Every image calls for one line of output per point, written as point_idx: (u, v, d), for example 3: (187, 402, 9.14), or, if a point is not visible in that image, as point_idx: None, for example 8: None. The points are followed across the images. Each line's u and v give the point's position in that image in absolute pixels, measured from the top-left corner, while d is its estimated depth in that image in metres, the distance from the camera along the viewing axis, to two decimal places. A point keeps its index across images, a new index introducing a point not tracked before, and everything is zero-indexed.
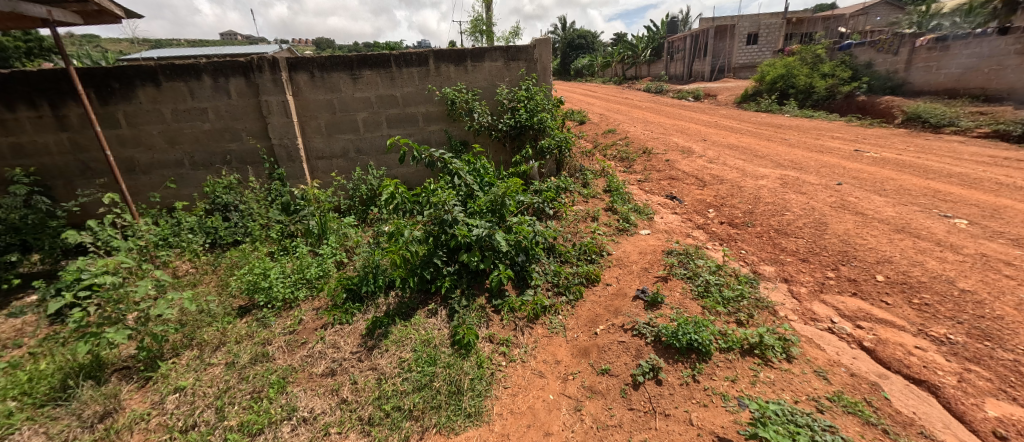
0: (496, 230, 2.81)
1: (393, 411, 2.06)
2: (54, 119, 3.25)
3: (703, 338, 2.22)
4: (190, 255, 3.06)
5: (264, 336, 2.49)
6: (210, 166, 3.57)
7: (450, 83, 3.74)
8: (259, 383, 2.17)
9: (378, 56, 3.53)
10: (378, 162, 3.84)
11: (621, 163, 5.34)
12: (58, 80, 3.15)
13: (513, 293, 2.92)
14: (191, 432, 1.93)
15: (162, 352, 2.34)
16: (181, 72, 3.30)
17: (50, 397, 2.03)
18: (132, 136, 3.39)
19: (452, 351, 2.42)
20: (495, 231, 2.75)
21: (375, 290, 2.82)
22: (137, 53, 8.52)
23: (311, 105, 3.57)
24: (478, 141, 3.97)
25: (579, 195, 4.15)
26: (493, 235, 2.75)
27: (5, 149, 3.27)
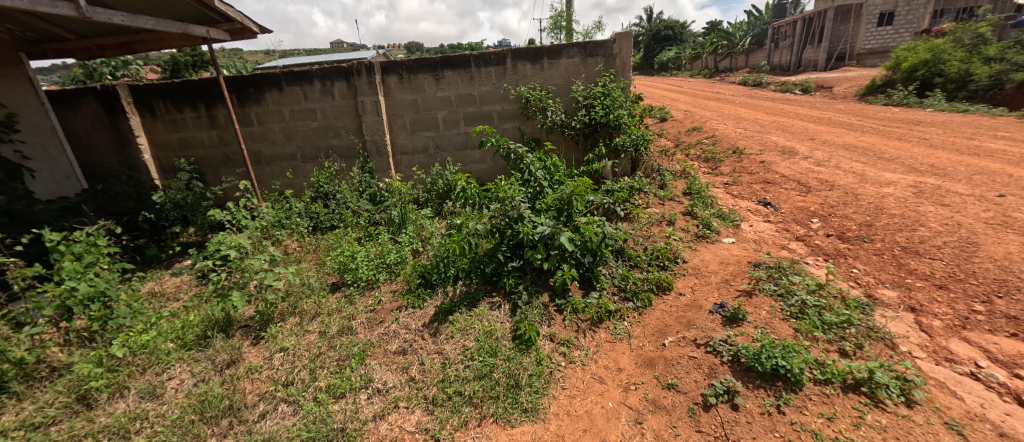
0: (561, 229, 2.80)
1: (454, 395, 2.18)
2: (208, 119, 4.01)
3: (792, 365, 1.97)
4: (298, 236, 3.55)
5: (349, 312, 2.81)
6: (316, 159, 4.10)
7: (526, 81, 3.78)
8: (344, 352, 2.46)
9: (459, 57, 3.72)
10: (455, 158, 4.05)
11: (706, 164, 4.92)
12: (210, 87, 3.87)
13: (577, 294, 2.89)
14: (290, 387, 2.24)
15: (272, 316, 2.78)
16: (298, 78, 3.84)
17: (194, 342, 2.54)
18: (260, 133, 4.03)
19: (513, 345, 2.48)
20: (559, 231, 2.74)
21: (445, 279, 3.01)
22: (263, 62, 10.01)
23: (398, 105, 3.90)
24: (551, 139, 3.97)
25: (655, 197, 3.95)
26: (558, 234, 2.74)
27: (176, 142, 4.12)
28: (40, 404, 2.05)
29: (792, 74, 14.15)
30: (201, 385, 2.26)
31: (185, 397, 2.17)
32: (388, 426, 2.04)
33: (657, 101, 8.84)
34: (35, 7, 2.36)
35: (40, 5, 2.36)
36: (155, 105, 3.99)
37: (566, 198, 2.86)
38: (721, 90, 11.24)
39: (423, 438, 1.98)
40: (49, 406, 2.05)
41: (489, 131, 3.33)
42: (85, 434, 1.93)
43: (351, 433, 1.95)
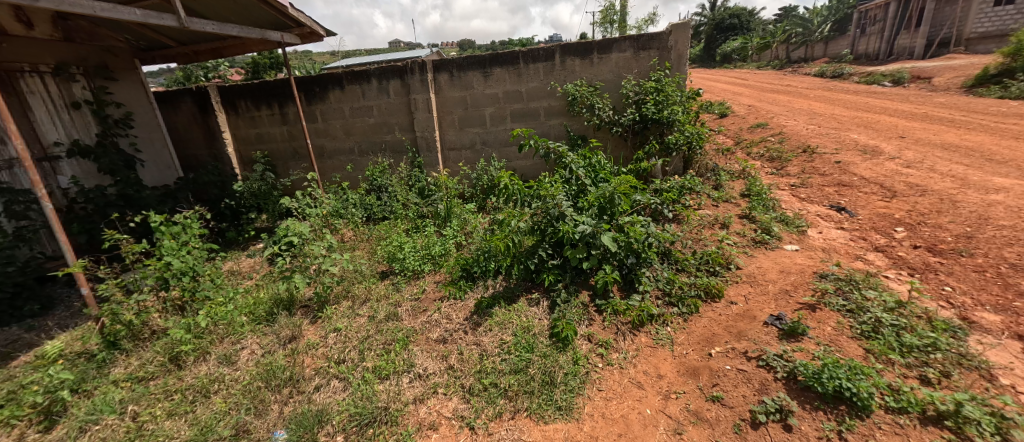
0: (604, 229, 2.72)
1: (490, 386, 2.23)
2: (281, 116, 4.41)
3: (859, 388, 1.79)
4: (353, 225, 3.80)
5: (396, 299, 2.97)
6: (372, 153, 4.36)
7: (574, 77, 3.73)
8: (389, 337, 2.61)
9: (508, 54, 3.75)
10: (500, 154, 4.10)
11: (769, 163, 4.55)
12: (283, 86, 4.25)
13: (618, 296, 2.81)
14: (342, 364, 2.41)
15: (328, 298, 3.01)
16: (359, 77, 4.10)
17: (263, 317, 2.83)
18: (323, 128, 4.37)
19: (549, 343, 2.47)
20: (602, 230, 2.68)
21: (486, 273, 3.07)
22: (329, 63, 10.78)
23: (448, 102, 4.02)
24: (598, 136, 3.88)
25: (708, 198, 3.73)
26: (599, 234, 2.67)
27: (254, 137, 4.58)
28: (144, 361, 2.43)
29: (882, 62, 12.57)
30: (267, 356, 2.52)
31: (254, 365, 2.43)
32: (427, 410, 2.13)
33: (719, 95, 8.30)
34: (146, 19, 2.71)
35: (150, 17, 2.71)
36: (238, 104, 4.47)
37: (609, 196, 2.78)
38: (794, 82, 10.28)
39: (458, 425, 2.05)
40: (150, 363, 2.41)
41: (526, 134, 3.31)
42: (175, 390, 2.24)
43: (392, 413, 2.07)
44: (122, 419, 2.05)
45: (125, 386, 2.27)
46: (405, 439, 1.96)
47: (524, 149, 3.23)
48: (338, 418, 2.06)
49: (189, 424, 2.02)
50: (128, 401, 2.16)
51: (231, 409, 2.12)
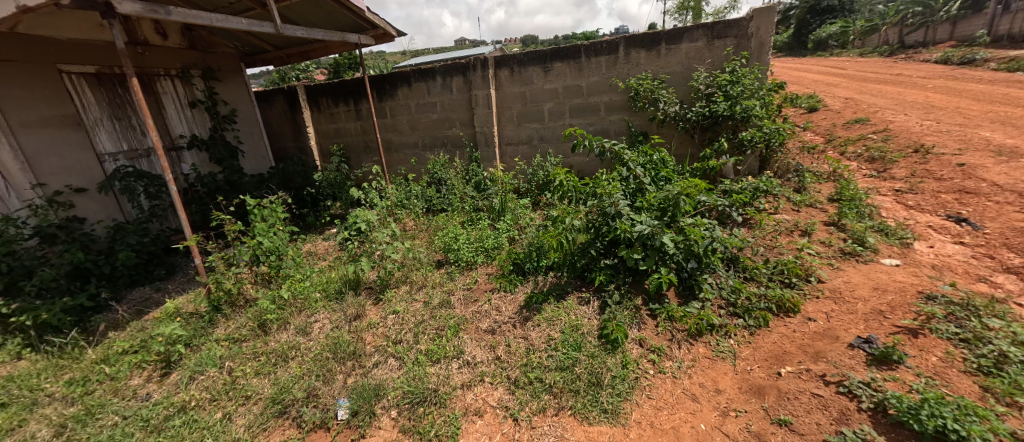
0: (664, 230, 2.43)
1: (535, 380, 2.13)
2: (356, 112, 4.79)
3: (971, 431, 1.48)
4: (414, 215, 4.00)
5: (449, 287, 2.99)
6: (434, 147, 4.57)
7: (639, 70, 3.56)
8: (442, 323, 2.59)
9: (570, 48, 3.71)
10: (557, 150, 4.07)
11: (868, 164, 3.97)
12: (358, 85, 4.61)
13: (675, 302, 2.55)
14: (398, 344, 2.45)
15: (390, 282, 3.13)
16: (425, 75, 4.32)
17: (334, 295, 3.04)
18: (391, 123, 4.66)
19: (598, 343, 2.28)
20: (661, 231, 2.41)
21: (536, 268, 2.98)
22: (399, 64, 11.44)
23: (508, 97, 4.07)
24: (661, 132, 3.67)
25: (787, 202, 3.37)
26: (659, 235, 2.39)
27: (333, 131, 5.04)
28: (240, 325, 2.76)
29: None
30: (336, 330, 2.66)
31: (326, 337, 2.58)
32: (473, 397, 2.09)
33: (808, 87, 7.39)
34: (250, 27, 3.06)
35: (253, 26, 3.06)
36: (320, 101, 4.94)
37: (673, 197, 2.47)
38: (906, 70, 8.86)
39: (502, 414, 1.99)
40: (243, 327, 2.72)
41: (579, 134, 3.07)
42: (261, 352, 2.48)
43: (441, 395, 2.07)
44: (220, 372, 2.34)
45: (224, 345, 2.58)
46: (451, 422, 1.94)
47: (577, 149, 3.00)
48: (394, 394, 2.11)
49: (272, 383, 2.23)
50: (226, 357, 2.45)
51: (305, 374, 2.27)
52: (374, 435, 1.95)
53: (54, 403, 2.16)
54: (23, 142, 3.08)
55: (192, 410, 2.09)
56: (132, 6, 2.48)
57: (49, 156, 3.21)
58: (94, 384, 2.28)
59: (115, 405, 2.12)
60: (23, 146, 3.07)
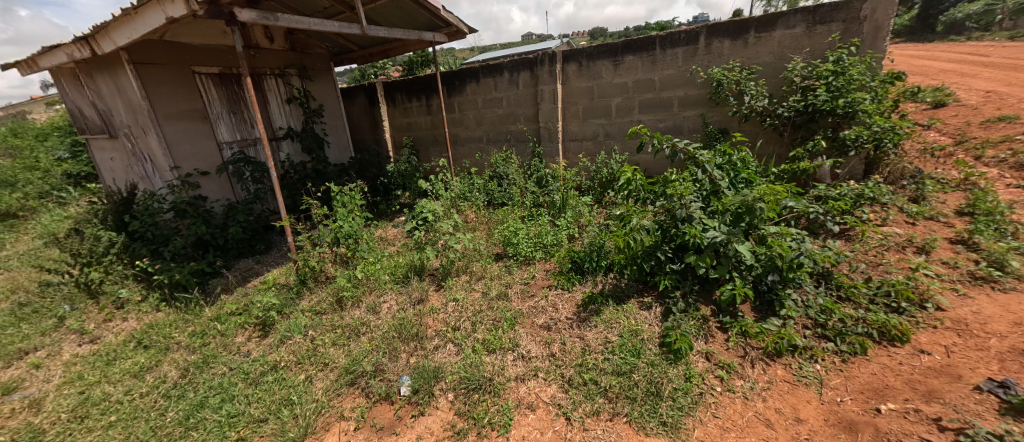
0: (741, 236, 2.17)
1: (590, 382, 2.01)
2: (427, 107, 5.04)
3: None
4: (476, 208, 4.08)
5: (507, 280, 2.95)
6: (498, 142, 4.65)
7: (723, 61, 3.27)
8: (499, 315, 2.55)
9: (643, 40, 3.53)
10: (623, 147, 3.91)
11: (1016, 172, 3.26)
12: (430, 81, 4.83)
13: (750, 317, 2.29)
14: (457, 331, 2.46)
15: (451, 270, 3.17)
16: (493, 71, 4.40)
17: (400, 279, 3.15)
18: (459, 118, 4.82)
19: (659, 351, 2.12)
20: (737, 238, 2.14)
21: (597, 268, 2.80)
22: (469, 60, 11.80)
23: (574, 92, 4.00)
24: (744, 129, 3.35)
25: (899, 212, 2.88)
26: (735, 241, 2.13)
27: (406, 125, 5.34)
28: (320, 299, 2.99)
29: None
30: (401, 312, 2.75)
31: (391, 318, 2.67)
32: (527, 390, 2.04)
33: (934, 79, 6.27)
34: (341, 29, 3.33)
35: (343, 28, 3.33)
36: (395, 96, 5.25)
37: (750, 201, 2.16)
38: None
39: (555, 412, 1.91)
40: (323, 301, 2.94)
41: (645, 133, 2.75)
42: (337, 325, 2.66)
43: (496, 384, 2.04)
44: (304, 339, 2.56)
45: (308, 316, 2.82)
46: (505, 412, 1.92)
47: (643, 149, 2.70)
48: (450, 378, 2.12)
49: (346, 354, 2.37)
50: (309, 326, 2.68)
51: (374, 349, 2.38)
52: (431, 413, 1.97)
53: (180, 349, 2.57)
54: (166, 132, 3.68)
55: (282, 369, 2.30)
56: (249, 14, 2.80)
57: (183, 144, 3.80)
58: (209, 338, 2.66)
59: (223, 358, 2.45)
60: (166, 136, 3.67)
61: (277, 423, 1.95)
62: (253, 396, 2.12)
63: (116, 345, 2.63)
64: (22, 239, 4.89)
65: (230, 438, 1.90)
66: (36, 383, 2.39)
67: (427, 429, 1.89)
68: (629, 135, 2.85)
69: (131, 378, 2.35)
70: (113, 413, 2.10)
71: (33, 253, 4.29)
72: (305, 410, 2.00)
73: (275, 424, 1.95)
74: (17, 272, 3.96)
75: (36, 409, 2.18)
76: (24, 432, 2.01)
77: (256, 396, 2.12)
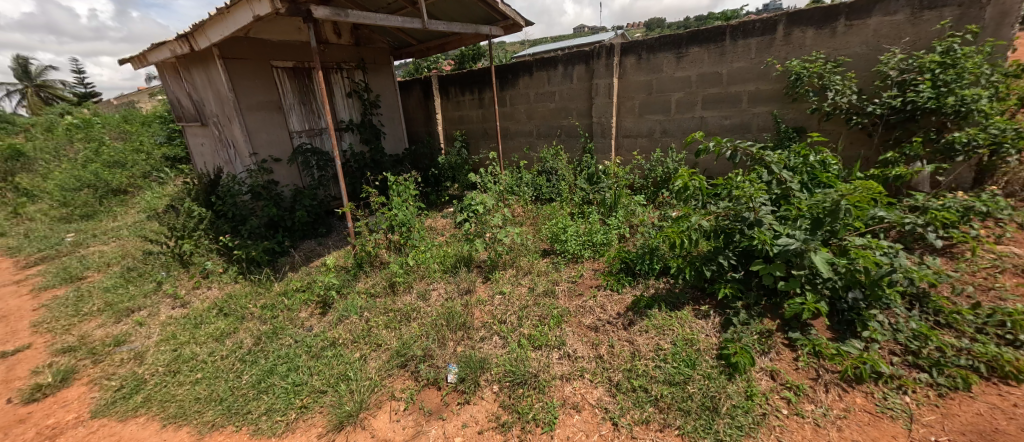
0: (818, 246, 1.97)
1: (639, 389, 1.94)
2: (479, 100, 5.11)
3: None
4: (524, 202, 4.08)
5: (554, 276, 2.92)
6: (550, 137, 4.61)
7: (804, 52, 2.99)
8: (546, 311, 2.54)
9: (711, 30, 3.32)
10: (681, 145, 3.72)
11: None
12: (484, 75, 4.88)
13: (824, 336, 2.08)
14: (503, 324, 2.48)
15: (498, 263, 3.18)
16: (548, 64, 4.35)
17: (449, 268, 3.21)
18: (510, 112, 4.83)
19: (716, 364, 1.99)
20: (813, 247, 1.95)
21: (649, 270, 2.69)
22: (523, 53, 11.75)
23: (631, 86, 3.85)
24: (824, 128, 3.04)
25: (1020, 230, 2.47)
26: (809, 250, 1.94)
27: (459, 118, 5.45)
28: (375, 282, 3.14)
29: None
30: (449, 300, 2.82)
31: (440, 306, 2.74)
32: (572, 390, 2.01)
33: None
34: (404, 24, 3.44)
35: (406, 23, 3.44)
36: (450, 90, 5.37)
37: (829, 207, 1.94)
38: None
39: (601, 415, 1.87)
40: (378, 285, 3.09)
41: (704, 137, 2.56)
42: (390, 309, 2.78)
43: (541, 381, 2.03)
44: (360, 320, 2.71)
45: (363, 297, 2.97)
46: (550, 410, 1.91)
47: (700, 154, 2.50)
48: (496, 370, 2.15)
49: (398, 337, 2.47)
50: (364, 308, 2.83)
51: (423, 335, 2.46)
52: (476, 403, 2.02)
53: (253, 320, 2.83)
54: (247, 121, 4.03)
55: (339, 346, 2.46)
56: (324, 11, 2.98)
57: (260, 133, 4.15)
58: (278, 311, 2.90)
59: (289, 330, 2.66)
60: (247, 124, 4.04)
61: (335, 395, 2.09)
62: (315, 368, 2.29)
63: (202, 311, 2.96)
64: (130, 212, 5.62)
65: (294, 405, 2.07)
66: (140, 338, 2.76)
67: (472, 418, 1.94)
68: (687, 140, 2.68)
69: (214, 341, 2.63)
70: (198, 371, 2.36)
71: (138, 226, 4.92)
72: (359, 386, 2.13)
73: (333, 397, 2.09)
74: (126, 241, 4.56)
75: (140, 361, 2.51)
76: (130, 380, 2.33)
77: (318, 368, 2.28)
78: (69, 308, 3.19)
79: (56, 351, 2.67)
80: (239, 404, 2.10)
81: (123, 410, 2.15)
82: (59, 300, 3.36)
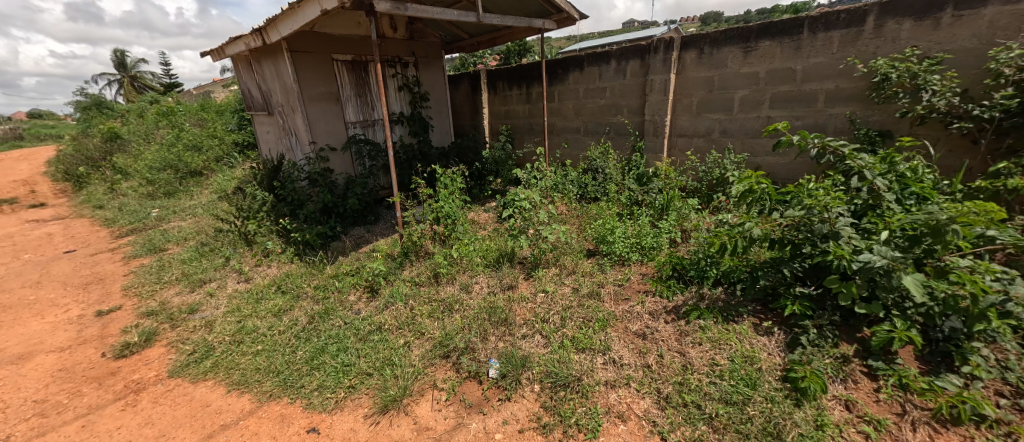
0: (910, 266, 1.74)
1: (692, 405, 1.84)
2: (527, 95, 5.08)
3: None
4: (568, 200, 4.01)
5: (600, 279, 2.84)
6: (597, 134, 4.50)
7: (897, 47, 2.69)
8: (590, 313, 2.48)
9: (786, 22, 3.07)
10: (742, 146, 3.48)
11: None
12: (534, 69, 4.85)
13: (911, 367, 1.87)
14: (546, 323, 2.45)
15: (541, 261, 3.15)
16: (600, 59, 4.24)
17: (492, 263, 3.22)
18: (558, 108, 4.77)
19: (780, 386, 1.85)
20: (903, 266, 1.73)
21: (703, 278, 2.55)
22: (571, 48, 11.54)
23: (689, 83, 3.66)
24: (918, 133, 2.73)
25: None
26: (899, 270, 1.72)
27: (506, 113, 5.45)
28: (419, 271, 3.23)
29: None
30: (492, 295, 2.83)
31: (483, 300, 2.77)
32: (617, 398, 1.95)
33: None
34: (460, 17, 3.47)
35: (462, 16, 3.47)
36: (497, 84, 5.39)
37: (930, 221, 1.71)
38: None
39: (648, 428, 1.80)
40: (423, 274, 3.17)
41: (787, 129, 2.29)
42: (434, 299, 2.84)
43: (584, 386, 1.99)
44: (405, 307, 2.80)
45: (408, 285, 3.07)
46: (593, 416, 1.86)
47: (780, 148, 2.26)
48: (538, 369, 2.14)
49: (441, 328, 2.52)
50: (409, 296, 2.92)
51: (466, 327, 2.50)
52: (517, 401, 2.02)
53: (307, 299, 3.01)
54: (308, 111, 4.28)
55: (385, 331, 2.55)
56: (386, 5, 3.07)
57: (319, 123, 4.38)
58: (330, 292, 3.06)
59: (340, 312, 2.80)
60: (309, 114, 4.28)
61: (380, 379, 2.18)
62: (362, 351, 2.39)
63: (264, 287, 3.19)
64: (204, 192, 6.14)
65: (343, 384, 2.18)
66: (210, 308, 3.02)
67: (513, 416, 1.94)
68: (767, 130, 2.31)
69: (274, 316, 2.83)
70: (259, 343, 2.55)
71: (211, 205, 5.37)
72: (403, 372, 2.20)
73: (379, 380, 2.18)
74: (200, 219, 4.99)
75: (209, 328, 2.75)
76: (201, 346, 2.56)
77: (364, 351, 2.38)
78: (153, 276, 3.56)
79: (141, 314, 2.99)
80: (293, 378, 2.24)
81: (194, 372, 2.36)
82: (145, 268, 3.76)
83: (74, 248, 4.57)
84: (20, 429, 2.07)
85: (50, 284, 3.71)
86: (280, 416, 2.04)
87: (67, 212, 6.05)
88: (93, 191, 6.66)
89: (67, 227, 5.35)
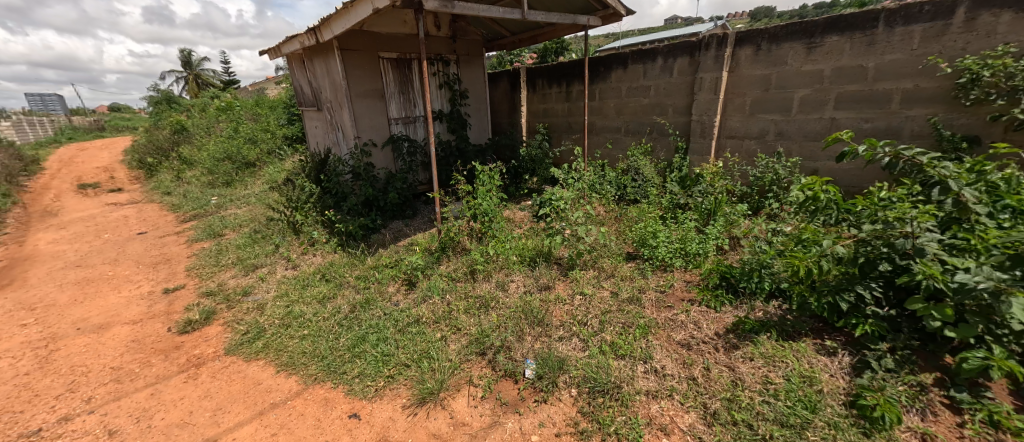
0: (1017, 289, 1.55)
1: (742, 424, 1.75)
2: (567, 94, 5.02)
3: None
4: (606, 201, 3.94)
5: (641, 284, 2.76)
6: (638, 133, 4.38)
7: (992, 42, 2.43)
8: (630, 319, 2.42)
9: (856, 16, 2.83)
10: (802, 151, 3.26)
11: None
12: (575, 67, 4.78)
13: (1004, 402, 1.69)
14: (583, 326, 2.42)
15: (578, 262, 3.11)
16: (646, 56, 4.12)
17: (528, 261, 3.21)
18: (598, 106, 4.68)
19: (845, 413, 1.72)
20: (1010, 289, 1.54)
21: (756, 291, 2.41)
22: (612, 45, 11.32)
23: (744, 81, 3.47)
24: (1013, 139, 2.46)
25: None
26: (1003, 293, 1.53)
27: (545, 111, 5.41)
28: (456, 266, 3.28)
29: None
30: (528, 294, 2.83)
31: (518, 298, 2.77)
32: (659, 410, 1.89)
33: None
34: (505, 15, 3.48)
35: (507, 13, 3.46)
36: (537, 82, 5.36)
37: None
38: None
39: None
40: (460, 270, 3.21)
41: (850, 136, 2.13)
42: (471, 295, 2.87)
43: (623, 394, 1.94)
44: (442, 302, 2.84)
45: (445, 280, 3.12)
46: (633, 426, 1.81)
47: (845, 157, 2.09)
48: (575, 372, 2.11)
49: (477, 324, 2.54)
50: (446, 290, 2.96)
51: (502, 325, 2.50)
52: (553, 403, 2.00)
53: (349, 288, 3.13)
54: (355, 108, 4.44)
55: (422, 324, 2.61)
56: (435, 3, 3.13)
57: (365, 119, 4.53)
58: (371, 283, 3.17)
59: (380, 303, 2.89)
60: (355, 111, 4.44)
61: (418, 371, 2.23)
62: (401, 342, 2.45)
63: (310, 274, 3.36)
64: (257, 182, 6.53)
65: (383, 373, 2.25)
66: (262, 291, 3.22)
67: (550, 418, 1.93)
68: (831, 137, 2.14)
69: (319, 303, 2.96)
70: (305, 328, 2.68)
71: (264, 195, 5.71)
72: (440, 366, 2.24)
73: (416, 372, 2.24)
74: (253, 208, 5.32)
75: (261, 311, 2.93)
76: (254, 327, 2.73)
77: (402, 342, 2.45)
78: (213, 259, 3.83)
79: (202, 294, 3.23)
80: (336, 364, 2.34)
81: (247, 351, 2.53)
82: (206, 251, 4.05)
83: (146, 230, 5.01)
84: (100, 392, 2.30)
85: (125, 262, 4.08)
86: (324, 399, 2.14)
87: (140, 197, 6.63)
88: (162, 179, 7.25)
89: (140, 211, 5.87)
